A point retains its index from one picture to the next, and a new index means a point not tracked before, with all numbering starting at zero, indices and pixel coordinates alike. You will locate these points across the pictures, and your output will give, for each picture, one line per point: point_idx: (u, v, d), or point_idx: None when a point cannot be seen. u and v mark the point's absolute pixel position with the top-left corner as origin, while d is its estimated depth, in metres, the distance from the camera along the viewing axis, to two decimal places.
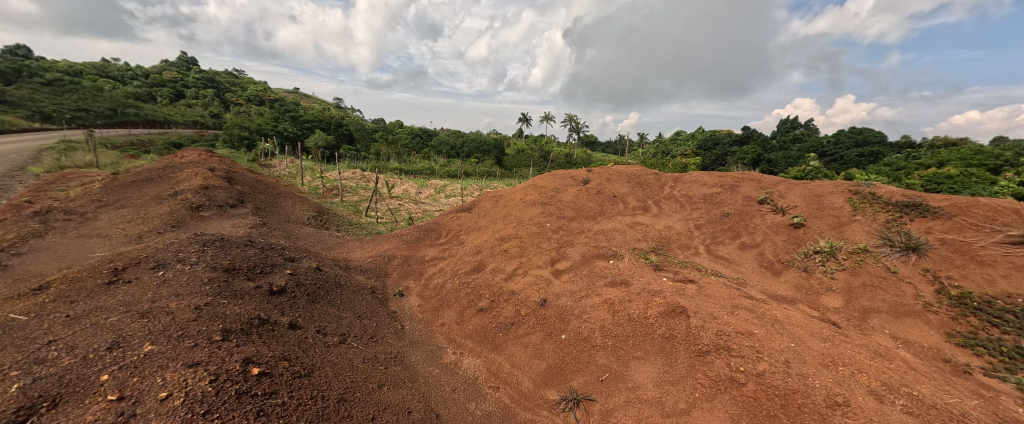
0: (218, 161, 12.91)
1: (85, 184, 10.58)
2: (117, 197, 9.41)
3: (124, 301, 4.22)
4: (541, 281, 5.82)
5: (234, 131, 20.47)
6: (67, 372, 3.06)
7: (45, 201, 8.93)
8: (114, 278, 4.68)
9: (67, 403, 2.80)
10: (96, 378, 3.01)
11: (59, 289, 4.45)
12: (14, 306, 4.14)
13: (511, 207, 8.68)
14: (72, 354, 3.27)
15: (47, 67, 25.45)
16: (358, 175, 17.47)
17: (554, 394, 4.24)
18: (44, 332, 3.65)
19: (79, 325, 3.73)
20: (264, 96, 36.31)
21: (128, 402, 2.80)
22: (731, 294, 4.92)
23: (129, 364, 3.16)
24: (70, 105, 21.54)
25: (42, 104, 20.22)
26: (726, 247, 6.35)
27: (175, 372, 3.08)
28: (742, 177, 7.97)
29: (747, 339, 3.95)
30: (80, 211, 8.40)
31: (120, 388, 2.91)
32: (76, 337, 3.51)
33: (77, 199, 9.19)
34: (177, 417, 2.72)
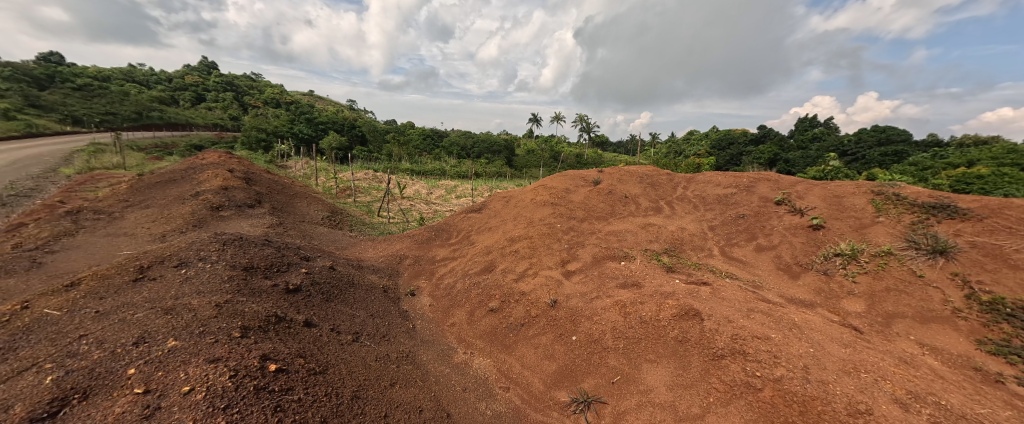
0: (237, 162, 13.20)
1: (113, 185, 10.94)
2: (142, 198, 9.70)
3: (149, 297, 4.34)
4: (551, 282, 5.78)
5: (252, 133, 20.97)
6: (97, 366, 3.16)
7: (76, 201, 9.27)
8: (140, 276, 4.82)
9: (97, 395, 2.90)
10: (124, 372, 3.10)
11: (89, 285, 4.61)
12: (48, 302, 4.30)
13: (522, 207, 8.66)
14: (102, 348, 3.37)
15: (76, 73, 26.49)
16: (370, 175, 17.68)
17: (565, 396, 4.19)
18: (76, 327, 3.78)
19: (107, 320, 3.85)
20: (281, 98, 37.10)
21: (153, 395, 2.88)
22: (747, 297, 4.81)
23: (154, 358, 3.24)
24: (99, 109, 22.39)
25: (73, 108, 21.05)
26: (742, 249, 6.22)
27: (198, 367, 3.14)
28: (758, 178, 7.80)
29: (765, 344, 3.85)
30: (108, 211, 8.69)
31: (146, 382, 2.99)
32: (105, 332, 3.62)
33: (105, 198, 9.52)
34: (199, 411, 2.77)
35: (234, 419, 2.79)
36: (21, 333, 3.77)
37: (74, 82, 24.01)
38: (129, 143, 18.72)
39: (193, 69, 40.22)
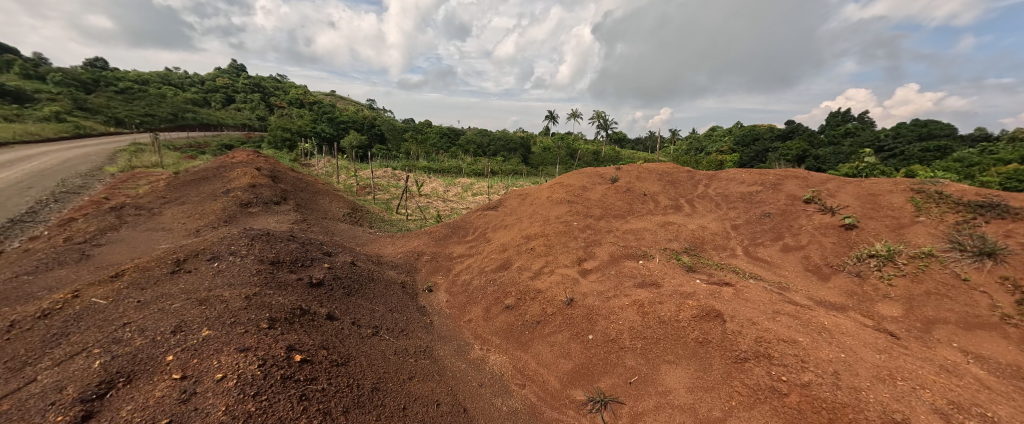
0: (264, 160, 13.61)
1: (152, 183, 11.42)
2: (178, 194, 10.11)
3: (185, 289, 4.50)
4: (567, 280, 5.72)
5: (277, 132, 21.57)
6: (139, 352, 3.29)
7: (119, 197, 9.74)
8: (176, 268, 5.00)
9: (139, 380, 3.02)
10: (163, 358, 3.23)
11: (132, 276, 4.82)
12: (95, 291, 4.52)
13: (538, 205, 8.60)
14: (143, 335, 3.52)
15: (118, 77, 27.97)
16: (389, 173, 17.91)
17: (581, 394, 4.14)
18: (121, 316, 3.96)
19: (148, 309, 4.02)
20: (305, 98, 38.07)
21: (190, 381, 2.98)
22: (773, 299, 4.63)
23: (191, 346, 3.36)
24: (138, 111, 23.55)
25: (115, 110, 22.22)
26: (768, 249, 6.00)
27: (229, 355, 3.23)
28: (785, 175, 7.51)
29: (792, 348, 3.70)
30: (148, 207, 9.07)
31: (183, 368, 3.10)
32: (146, 320, 3.78)
33: (145, 195, 9.97)
34: (230, 397, 2.84)
35: (263, 406, 2.85)
36: (71, 320, 3.98)
37: (116, 85, 25.34)
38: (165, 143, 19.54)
39: (222, 71, 41.75)
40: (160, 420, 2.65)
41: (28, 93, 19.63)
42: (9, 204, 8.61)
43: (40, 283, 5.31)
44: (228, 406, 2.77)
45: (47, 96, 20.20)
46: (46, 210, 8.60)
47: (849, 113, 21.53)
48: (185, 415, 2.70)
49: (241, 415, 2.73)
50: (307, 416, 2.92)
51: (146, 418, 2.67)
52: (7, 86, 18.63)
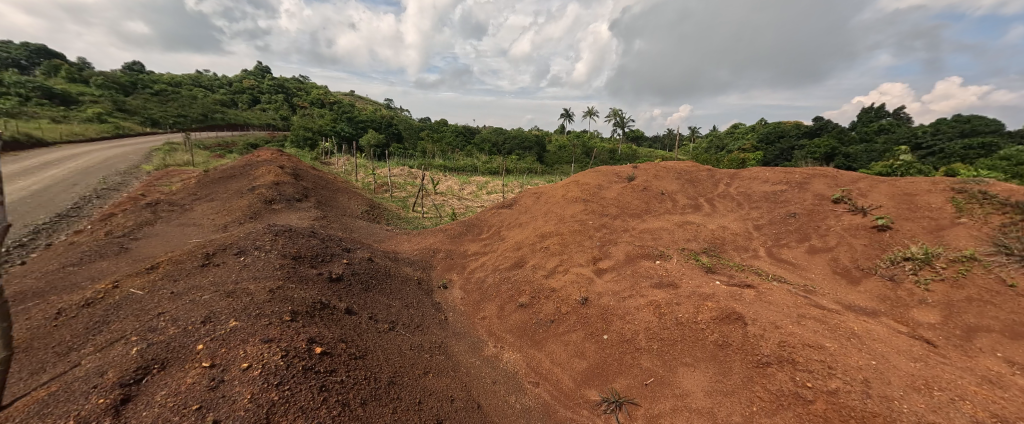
0: (287, 158, 13.95)
1: (184, 180, 11.86)
2: (207, 191, 10.44)
3: (214, 281, 4.64)
4: (582, 280, 5.65)
5: (299, 132, 22.09)
6: (172, 340, 3.41)
7: (154, 194, 10.16)
8: (206, 262, 5.16)
9: (173, 367, 3.13)
10: (194, 347, 3.33)
11: (165, 269, 5.00)
12: (133, 282, 4.72)
13: (553, 204, 8.53)
14: (176, 325, 3.64)
15: (153, 79, 29.31)
16: (405, 171, 18.09)
17: (595, 394, 4.07)
18: (156, 306, 4.12)
19: (181, 300, 4.17)
20: (325, 98, 38.86)
21: (218, 369, 3.06)
22: (797, 302, 4.46)
23: (219, 336, 3.45)
24: (171, 112, 24.61)
25: (150, 111, 23.31)
26: (793, 250, 5.79)
27: (255, 345, 3.30)
28: (812, 174, 7.23)
29: (818, 353, 3.56)
30: (180, 203, 9.41)
31: (212, 357, 3.19)
32: (179, 310, 3.91)
33: (177, 192, 10.36)
34: (255, 386, 2.90)
35: (286, 395, 2.91)
36: (112, 309, 4.17)
37: (151, 87, 26.59)
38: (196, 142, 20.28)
39: (248, 72, 43.08)
40: (191, 406, 2.73)
41: (73, 96, 20.83)
42: (56, 200, 9.08)
43: (84, 273, 5.56)
44: (253, 394, 2.83)
45: (90, 99, 21.42)
46: (90, 205, 9.03)
47: (882, 108, 20.53)
48: (214, 402, 2.77)
49: (265, 404, 2.78)
50: (327, 407, 2.96)
51: (178, 404, 2.75)
52: (55, 90, 19.83)
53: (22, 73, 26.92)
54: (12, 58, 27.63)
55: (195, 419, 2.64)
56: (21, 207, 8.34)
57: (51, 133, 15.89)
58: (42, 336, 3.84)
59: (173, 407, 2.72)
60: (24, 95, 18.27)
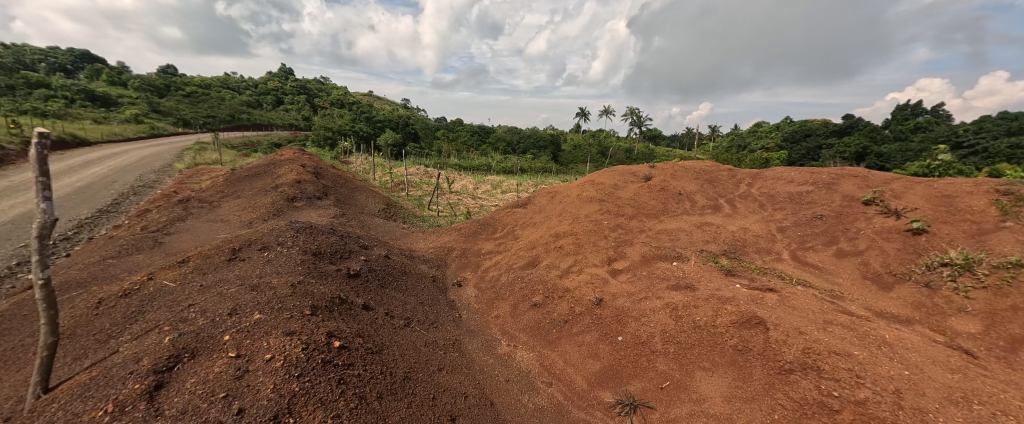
0: (308, 157, 14.26)
1: (213, 178, 12.27)
2: (234, 189, 10.73)
3: (240, 275, 4.76)
4: (597, 280, 5.57)
5: (320, 131, 22.56)
6: (202, 330, 3.50)
7: (185, 191, 10.54)
8: (233, 256, 5.30)
9: (202, 356, 3.21)
10: (221, 337, 3.41)
11: (195, 262, 5.16)
12: (167, 274, 4.89)
13: (567, 203, 8.46)
14: (205, 316, 3.75)
15: (184, 82, 30.56)
16: (421, 170, 18.27)
17: (609, 396, 3.99)
18: (187, 298, 4.26)
19: (209, 293, 4.29)
20: (344, 98, 39.61)
21: (243, 360, 3.13)
22: (823, 307, 4.28)
23: (244, 327, 3.52)
24: (201, 113, 25.59)
25: (182, 113, 24.38)
26: (819, 254, 5.57)
27: (277, 337, 3.36)
28: (840, 174, 6.94)
29: (845, 361, 3.41)
30: (209, 200, 9.72)
31: (238, 347, 3.26)
32: (207, 303, 4.03)
33: (206, 189, 10.71)
34: (277, 376, 2.95)
35: (306, 386, 2.94)
36: (148, 300, 4.35)
37: (183, 90, 27.79)
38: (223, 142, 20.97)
39: (272, 73, 44.27)
40: (218, 394, 2.80)
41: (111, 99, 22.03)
42: (97, 196, 9.51)
43: (122, 265, 5.79)
44: (276, 385, 2.87)
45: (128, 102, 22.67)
46: (128, 201, 9.43)
47: (919, 105, 19.45)
48: (239, 390, 2.84)
49: (287, 395, 2.82)
50: (345, 399, 2.99)
51: (206, 392, 2.82)
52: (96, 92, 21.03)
53: (67, 77, 28.53)
54: (60, 62, 29.24)
55: (221, 406, 2.71)
56: (66, 203, 8.77)
57: (92, 133, 16.78)
58: (85, 324, 4.03)
59: (201, 395, 2.79)
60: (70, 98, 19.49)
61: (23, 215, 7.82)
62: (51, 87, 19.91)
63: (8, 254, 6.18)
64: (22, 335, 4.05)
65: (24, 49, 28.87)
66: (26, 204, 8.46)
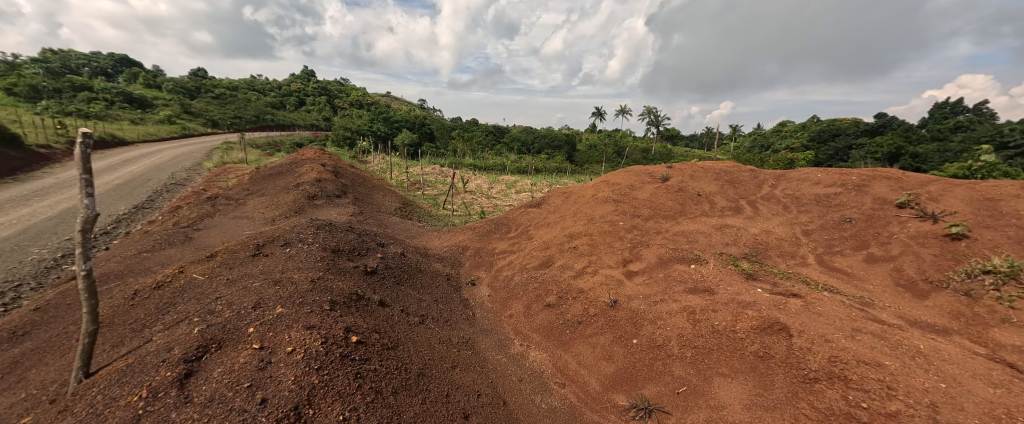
0: (328, 156, 14.55)
1: (239, 176, 12.63)
2: (258, 187, 11.01)
3: (264, 270, 4.87)
4: (612, 281, 5.48)
5: (340, 132, 23.03)
6: (228, 322, 3.59)
7: (213, 189, 10.89)
8: (257, 252, 5.42)
9: (228, 347, 3.29)
10: (246, 329, 3.48)
11: (222, 257, 5.30)
12: (196, 268, 5.04)
13: (582, 204, 8.37)
14: (231, 309, 3.85)
15: (213, 84, 31.71)
16: (437, 170, 18.41)
17: (623, 400, 3.90)
18: (214, 291, 4.38)
19: (235, 286, 4.41)
20: (362, 99, 40.27)
21: (267, 352, 3.19)
22: (852, 314, 4.09)
23: (267, 320, 3.59)
24: (228, 114, 26.49)
25: (211, 114, 25.30)
26: (848, 259, 5.33)
27: (298, 330, 3.41)
28: (871, 176, 6.64)
29: (875, 372, 3.25)
30: (235, 197, 10.02)
31: (261, 339, 3.33)
32: (233, 296, 4.14)
33: (233, 187, 11.04)
34: (298, 368, 3.00)
35: (325, 379, 2.97)
36: (178, 292, 4.50)
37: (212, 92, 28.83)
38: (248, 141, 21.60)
39: (295, 75, 45.39)
40: (243, 384, 2.88)
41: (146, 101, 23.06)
42: (134, 193, 9.90)
43: (155, 258, 6.00)
44: (296, 376, 2.92)
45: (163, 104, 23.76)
46: (162, 198, 9.80)
47: (958, 103, 18.43)
48: (263, 381, 2.90)
49: (307, 387, 2.86)
50: (362, 393, 3.01)
51: (232, 381, 2.90)
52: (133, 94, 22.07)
53: (107, 81, 29.96)
54: (101, 66, 30.71)
55: (246, 396, 2.78)
56: (106, 200, 9.17)
57: (129, 133, 17.59)
58: (122, 314, 4.20)
59: (228, 384, 2.88)
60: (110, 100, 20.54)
61: (67, 210, 8.20)
62: (94, 90, 20.98)
63: (54, 246, 6.47)
64: (65, 323, 4.22)
65: (69, 54, 30.55)
66: (70, 200, 8.88)
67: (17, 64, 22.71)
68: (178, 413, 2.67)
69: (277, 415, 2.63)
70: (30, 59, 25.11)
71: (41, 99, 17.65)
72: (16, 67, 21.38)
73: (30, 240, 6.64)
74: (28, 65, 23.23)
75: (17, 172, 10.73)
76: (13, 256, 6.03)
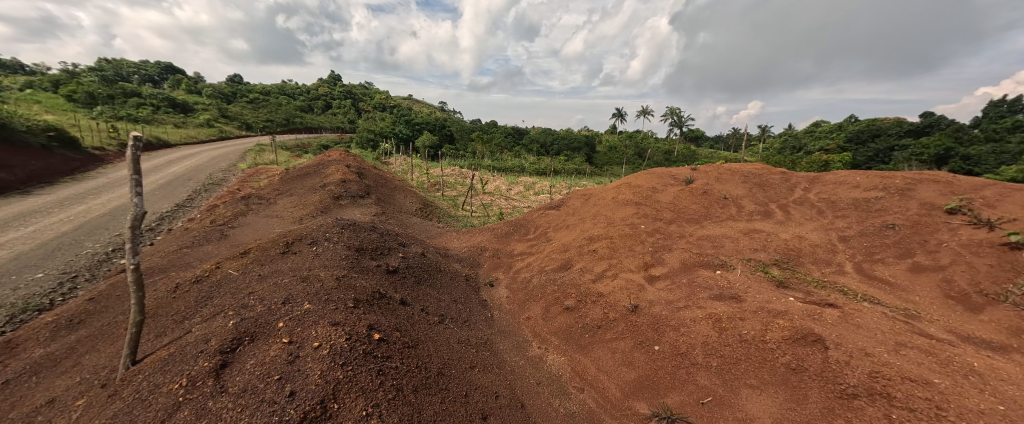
0: (352, 158, 14.90)
1: (270, 176, 13.08)
2: (287, 187, 11.37)
3: (292, 267, 4.98)
4: (632, 286, 5.34)
5: (363, 134, 23.55)
6: (260, 316, 3.68)
7: (246, 188, 11.31)
8: (286, 250, 5.55)
9: (260, 340, 3.38)
10: (276, 324, 3.57)
11: (255, 254, 5.47)
12: (232, 264, 5.21)
13: (602, 206, 8.23)
14: (262, 304, 3.95)
15: (247, 89, 33.15)
16: (456, 171, 18.54)
17: (645, 408, 3.76)
18: (248, 286, 4.52)
19: (266, 282, 4.53)
20: (385, 101, 41.07)
21: (295, 346, 3.25)
22: (895, 327, 3.82)
23: (296, 316, 3.66)
24: (260, 118, 27.59)
25: (245, 118, 26.45)
26: (890, 268, 5.00)
27: (324, 326, 3.45)
28: (917, 180, 6.24)
29: (921, 390, 3.02)
30: (265, 197, 10.36)
31: (290, 334, 3.40)
32: (265, 291, 4.25)
33: (264, 187, 11.42)
34: (324, 363, 3.03)
35: (349, 375, 2.99)
36: (215, 286, 4.66)
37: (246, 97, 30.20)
38: (280, 143, 22.41)
39: (323, 79, 46.80)
40: (273, 376, 2.94)
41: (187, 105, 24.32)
42: (176, 192, 10.40)
43: (194, 254, 6.26)
44: (323, 371, 2.95)
45: (202, 109, 25.06)
46: (201, 197, 10.23)
47: (1015, 101, 17.08)
48: (291, 374, 2.95)
49: (332, 381, 2.89)
50: (383, 390, 3.01)
51: (264, 373, 2.97)
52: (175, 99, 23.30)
53: (154, 87, 31.82)
54: (149, 73, 32.55)
55: (276, 388, 2.83)
56: (151, 198, 9.66)
57: (173, 136, 18.59)
58: (165, 305, 4.39)
59: (260, 375, 2.95)
60: (155, 105, 21.79)
61: (117, 207, 8.68)
62: (142, 96, 22.32)
63: (105, 241, 6.84)
64: (115, 313, 4.43)
65: (120, 63, 32.69)
66: (120, 197, 9.39)
67: (76, 72, 24.40)
68: (214, 402, 2.75)
69: (304, 408, 2.66)
70: (88, 68, 27.04)
71: (95, 105, 18.92)
72: (74, 75, 22.96)
73: (84, 235, 7.04)
74: (85, 74, 24.93)
75: (74, 172, 11.47)
76: (70, 249, 6.41)
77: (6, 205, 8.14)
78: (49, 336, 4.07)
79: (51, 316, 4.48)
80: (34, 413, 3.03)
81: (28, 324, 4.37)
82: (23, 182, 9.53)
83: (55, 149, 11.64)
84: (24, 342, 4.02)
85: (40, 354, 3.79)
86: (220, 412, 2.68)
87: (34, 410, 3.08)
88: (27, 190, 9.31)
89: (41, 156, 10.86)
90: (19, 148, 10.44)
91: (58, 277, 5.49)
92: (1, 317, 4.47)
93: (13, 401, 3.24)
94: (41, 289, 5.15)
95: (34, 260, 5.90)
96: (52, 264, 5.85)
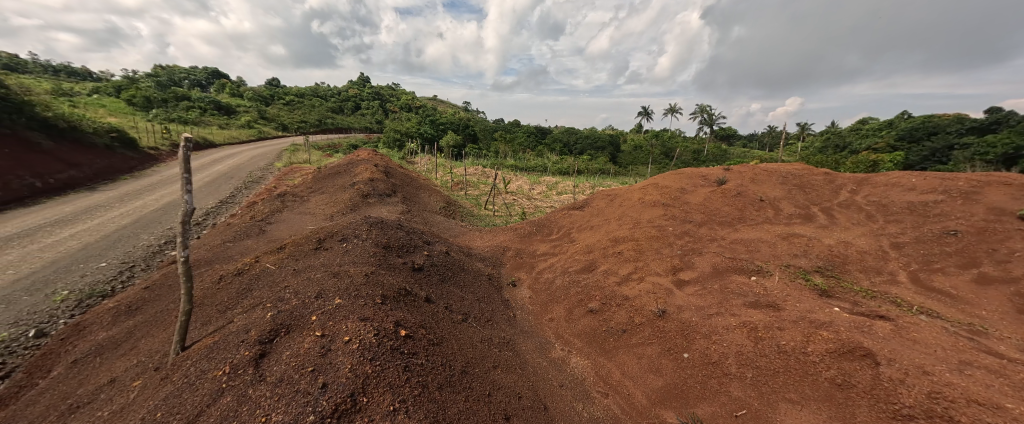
0: (379, 157, 15.21)
1: (303, 175, 13.54)
2: (318, 185, 11.71)
3: (323, 263, 5.09)
4: (660, 290, 5.13)
5: (390, 134, 24.03)
6: (295, 309, 3.77)
7: (282, 186, 11.75)
8: (318, 246, 5.67)
9: (295, 332, 3.44)
10: (310, 317, 3.64)
11: (289, 249, 5.63)
12: (269, 258, 5.39)
13: (628, 207, 8.01)
14: (298, 297, 4.05)
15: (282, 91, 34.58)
16: (479, 171, 18.60)
17: (672, 417, 3.59)
18: (284, 280, 4.65)
19: (300, 276, 4.65)
20: (411, 102, 41.80)
21: (327, 339, 3.29)
22: (958, 344, 3.47)
23: (327, 310, 3.72)
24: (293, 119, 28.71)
25: (281, 119, 27.61)
26: (951, 278, 4.58)
27: (354, 321, 3.49)
28: (984, 183, 5.69)
29: (992, 415, 2.72)
30: (300, 195, 10.72)
31: (322, 327, 3.45)
32: (299, 285, 4.36)
33: (298, 186, 11.83)
34: (354, 357, 3.05)
35: (378, 369, 3.00)
36: (254, 279, 4.83)
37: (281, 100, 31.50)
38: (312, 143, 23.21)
39: (352, 80, 48.20)
40: (307, 367, 2.98)
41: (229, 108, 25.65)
42: (220, 189, 10.93)
43: (236, 248, 6.52)
44: (352, 365, 2.97)
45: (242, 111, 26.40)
46: (241, 194, 10.71)
47: None
48: (324, 367, 2.99)
49: (362, 375, 2.90)
50: (410, 386, 2.99)
51: (298, 365, 3.02)
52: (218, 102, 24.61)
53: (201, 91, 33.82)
54: (198, 78, 34.61)
55: (310, 379, 2.87)
56: (198, 195, 10.20)
57: (217, 137, 19.61)
58: (210, 296, 4.59)
59: (294, 366, 3.00)
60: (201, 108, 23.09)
61: (169, 202, 9.21)
62: (190, 99, 23.72)
63: (159, 234, 7.26)
64: (167, 301, 4.65)
65: (172, 68, 34.92)
66: (171, 193, 9.96)
67: (135, 78, 26.30)
68: (253, 390, 2.83)
69: (335, 400, 2.69)
70: (145, 74, 29.07)
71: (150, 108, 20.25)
72: (133, 80, 24.68)
73: (141, 227, 7.51)
74: (143, 79, 26.80)
75: (133, 170, 12.17)
76: (128, 240, 6.83)
77: (73, 199, 8.78)
78: (110, 320, 4.32)
79: (113, 302, 4.77)
80: (98, 391, 3.22)
81: (94, 309, 4.67)
82: (89, 179, 10.28)
83: (116, 148, 12.51)
84: (90, 325, 4.29)
85: (104, 336, 4.03)
86: (258, 399, 2.74)
87: (98, 388, 3.26)
88: (92, 186, 10.03)
89: (105, 155, 11.71)
90: (86, 147, 11.29)
91: (118, 266, 5.86)
92: (71, 301, 4.80)
93: (80, 379, 3.46)
94: (104, 276, 5.51)
95: (98, 250, 6.32)
96: (114, 253, 6.26)
